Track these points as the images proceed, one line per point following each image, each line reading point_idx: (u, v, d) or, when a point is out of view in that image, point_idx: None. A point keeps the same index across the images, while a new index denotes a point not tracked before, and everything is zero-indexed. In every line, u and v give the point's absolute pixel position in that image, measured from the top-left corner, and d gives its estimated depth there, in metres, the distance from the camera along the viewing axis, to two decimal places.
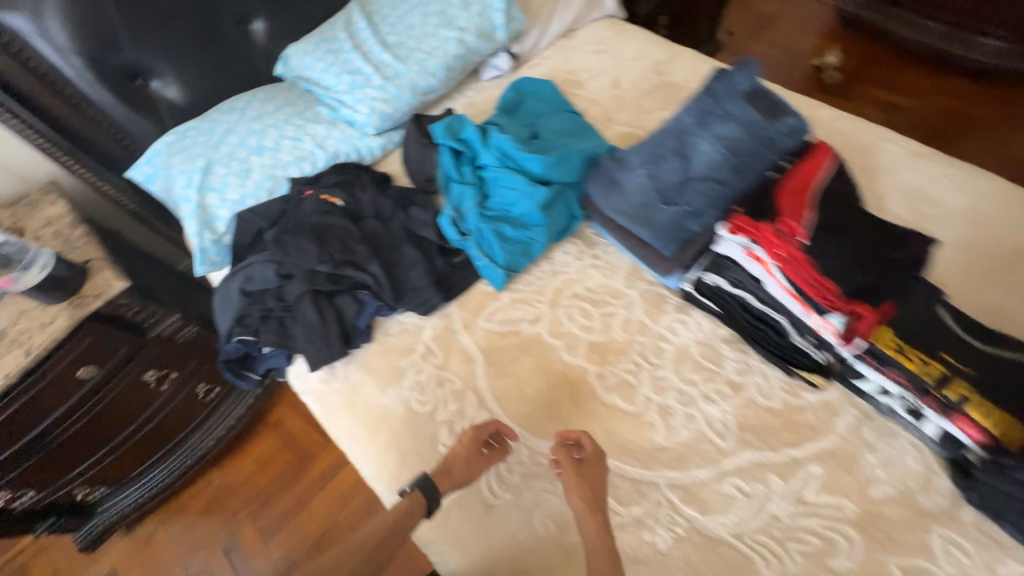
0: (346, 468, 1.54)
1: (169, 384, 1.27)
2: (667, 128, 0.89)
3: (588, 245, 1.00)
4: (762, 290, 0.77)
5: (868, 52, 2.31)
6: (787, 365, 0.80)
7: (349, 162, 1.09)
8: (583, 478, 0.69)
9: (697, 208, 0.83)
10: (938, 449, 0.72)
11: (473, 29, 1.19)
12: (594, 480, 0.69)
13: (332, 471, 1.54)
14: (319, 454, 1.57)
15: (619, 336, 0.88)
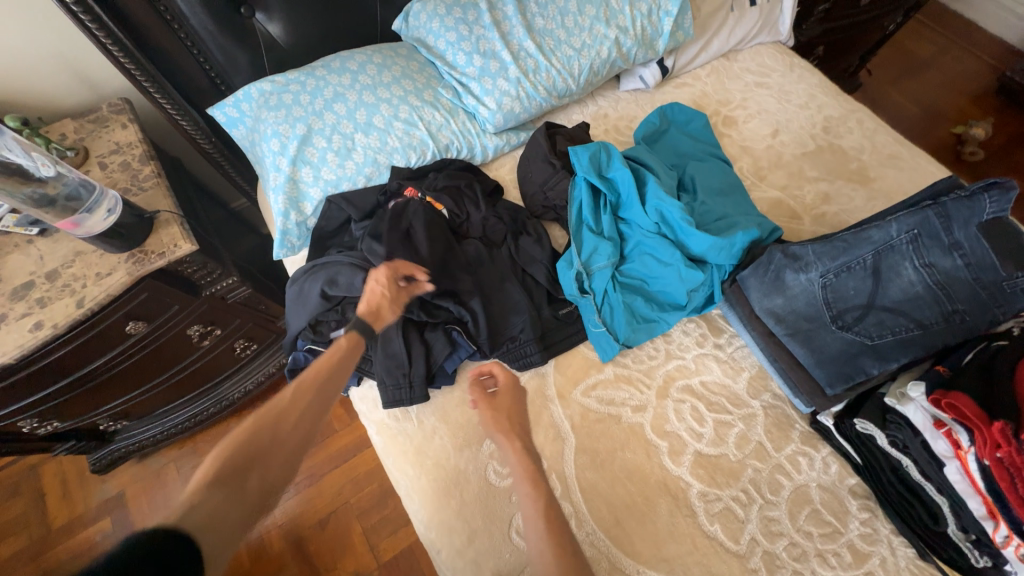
0: (365, 453, 1.43)
1: (212, 340, 1.18)
2: (871, 234, 0.71)
3: (713, 331, 0.87)
4: (934, 469, 0.65)
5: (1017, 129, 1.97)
6: (924, 548, 0.69)
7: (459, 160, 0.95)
8: (494, 406, 0.71)
9: (879, 346, 0.70)
10: None
11: (634, 33, 0.99)
12: (507, 406, 0.71)
13: (350, 451, 1.43)
14: (341, 430, 1.46)
15: (732, 455, 0.77)
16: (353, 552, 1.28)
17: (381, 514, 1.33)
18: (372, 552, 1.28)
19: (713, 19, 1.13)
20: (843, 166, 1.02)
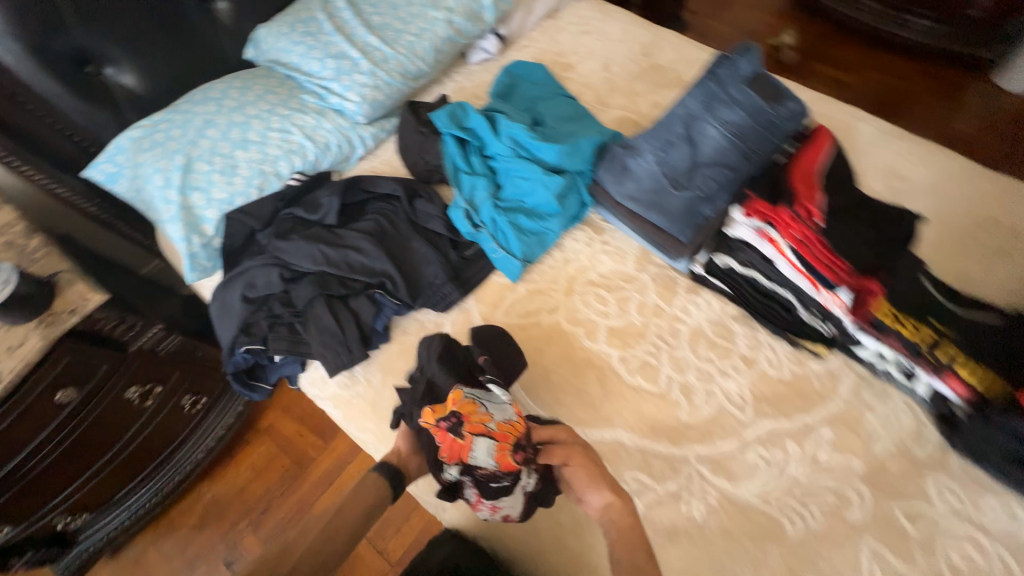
0: (349, 470, 1.48)
1: (155, 399, 1.17)
2: (676, 112, 0.90)
3: (597, 231, 1.01)
4: (773, 270, 0.83)
5: (814, 29, 2.35)
6: (793, 337, 0.86)
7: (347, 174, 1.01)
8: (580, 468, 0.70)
9: (709, 192, 0.86)
10: (927, 406, 0.81)
11: (461, 10, 1.14)
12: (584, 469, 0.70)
13: (334, 472, 1.47)
14: (318, 456, 1.50)
15: (637, 320, 0.91)
16: (365, 563, 1.32)
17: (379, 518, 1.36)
18: (382, 557, 1.31)
19: None
20: (664, 78, 1.22)
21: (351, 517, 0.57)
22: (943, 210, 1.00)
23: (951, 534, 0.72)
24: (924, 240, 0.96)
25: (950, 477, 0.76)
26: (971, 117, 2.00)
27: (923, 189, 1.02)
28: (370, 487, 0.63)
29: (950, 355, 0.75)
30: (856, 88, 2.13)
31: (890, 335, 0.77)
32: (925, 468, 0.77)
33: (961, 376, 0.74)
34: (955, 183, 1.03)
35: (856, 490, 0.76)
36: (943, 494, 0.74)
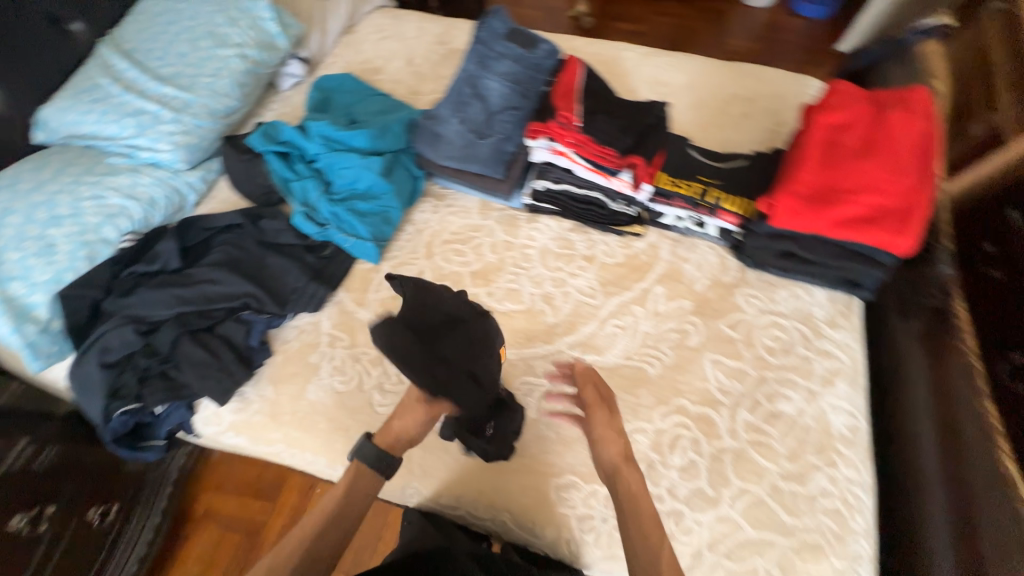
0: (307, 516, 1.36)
1: (49, 525, 1.02)
2: (459, 77, 1.03)
3: (440, 198, 1.10)
4: (576, 178, 0.99)
5: None
6: (614, 227, 1.03)
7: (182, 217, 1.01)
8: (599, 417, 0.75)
9: (508, 133, 1.01)
10: (723, 243, 1.01)
11: (251, 42, 1.18)
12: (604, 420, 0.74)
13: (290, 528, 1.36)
14: (268, 520, 1.38)
15: (493, 258, 1.03)
16: None
17: (354, 548, 1.24)
18: None
19: (315, 11, 1.40)
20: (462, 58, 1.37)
21: (337, 526, 0.66)
22: (699, 99, 1.24)
23: (760, 326, 0.91)
24: (690, 125, 1.19)
25: (752, 287, 0.96)
26: (735, 34, 2.43)
27: (681, 88, 1.26)
28: (360, 485, 0.70)
29: (716, 197, 0.95)
30: (647, 33, 2.48)
31: (674, 198, 0.97)
32: (734, 288, 0.96)
33: (729, 209, 0.94)
34: (703, 76, 1.28)
35: (692, 323, 0.93)
36: (749, 301, 0.94)
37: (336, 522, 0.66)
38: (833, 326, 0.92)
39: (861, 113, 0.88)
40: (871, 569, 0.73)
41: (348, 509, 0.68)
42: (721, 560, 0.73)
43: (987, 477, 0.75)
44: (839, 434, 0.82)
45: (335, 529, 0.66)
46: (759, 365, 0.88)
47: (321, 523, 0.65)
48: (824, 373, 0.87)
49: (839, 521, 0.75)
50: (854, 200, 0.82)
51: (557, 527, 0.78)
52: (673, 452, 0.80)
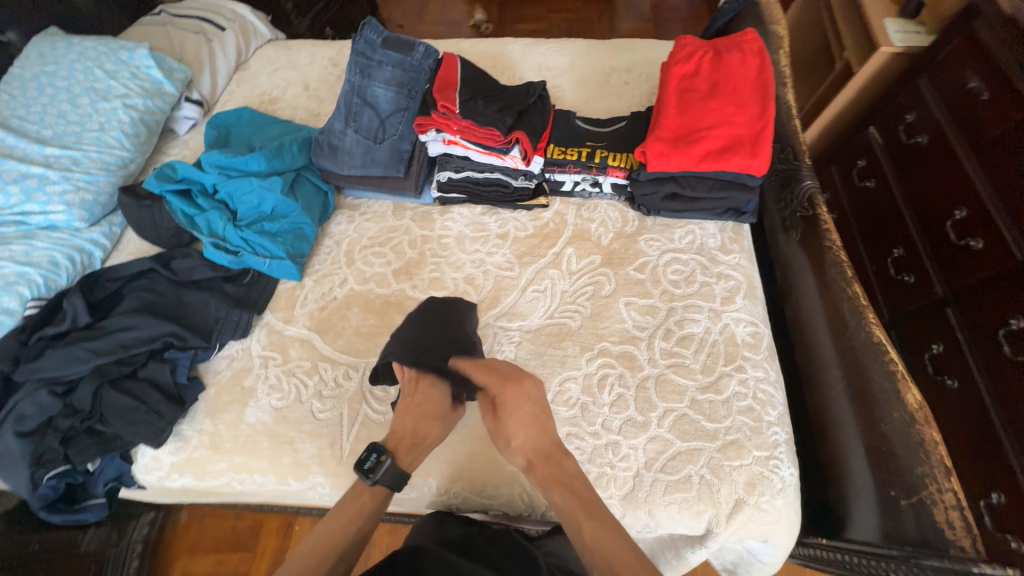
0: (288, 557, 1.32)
1: None
2: (345, 90, 1.07)
3: (353, 208, 1.13)
4: (474, 163, 1.05)
5: None
6: (520, 203, 1.09)
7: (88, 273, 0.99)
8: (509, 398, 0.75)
9: (401, 133, 1.06)
10: (621, 199, 1.10)
11: (135, 91, 1.18)
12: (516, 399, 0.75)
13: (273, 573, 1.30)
14: (248, 570, 1.31)
15: (413, 254, 1.06)
16: None
17: None
18: None
19: (201, 50, 1.37)
20: None
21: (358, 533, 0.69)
22: (582, 76, 1.33)
23: (664, 264, 1.00)
24: (577, 100, 1.28)
25: (652, 232, 1.05)
26: (625, 19, 2.61)
27: (565, 69, 1.35)
28: (372, 495, 0.73)
29: (603, 157, 1.04)
30: (545, 30, 2.61)
31: (567, 165, 1.05)
32: (637, 236, 1.04)
33: (615, 166, 1.03)
34: (583, 55, 1.38)
35: (605, 273, 1.00)
36: (651, 244, 1.03)
37: (357, 528, 0.69)
38: (726, 251, 1.02)
39: (706, 61, 1.00)
40: (788, 451, 0.82)
41: (365, 515, 0.71)
42: (658, 475, 0.79)
43: (867, 346, 0.84)
44: (744, 342, 0.91)
45: (359, 535, 0.69)
46: (667, 299, 0.96)
47: (346, 534, 0.68)
48: (724, 293, 0.96)
49: (753, 417, 0.84)
50: (713, 135, 0.92)
51: (510, 485, 0.82)
52: (603, 390, 0.86)
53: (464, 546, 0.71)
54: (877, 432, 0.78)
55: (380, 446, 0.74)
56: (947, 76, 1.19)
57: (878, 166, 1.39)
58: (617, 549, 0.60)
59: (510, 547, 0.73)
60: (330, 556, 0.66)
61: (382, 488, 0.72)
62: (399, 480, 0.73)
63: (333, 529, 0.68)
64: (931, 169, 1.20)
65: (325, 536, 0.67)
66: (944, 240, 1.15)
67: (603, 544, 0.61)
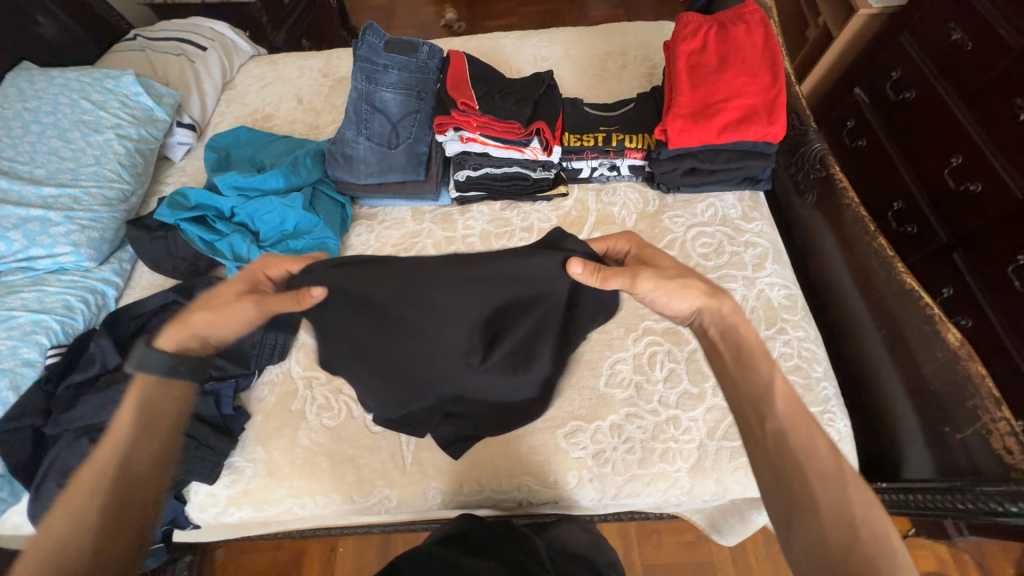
0: None
1: None
2: (353, 97, 1.05)
3: (371, 218, 1.11)
4: (493, 159, 1.04)
5: None
6: (540, 194, 1.09)
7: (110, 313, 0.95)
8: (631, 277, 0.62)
9: (416, 135, 1.05)
10: (638, 179, 1.11)
11: (127, 120, 1.13)
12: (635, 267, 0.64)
13: None
14: None
15: (440, 256, 1.04)
16: None
17: None
18: None
19: (186, 71, 1.32)
20: None
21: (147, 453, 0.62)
22: (580, 64, 1.34)
23: (691, 239, 1.02)
24: (578, 88, 1.29)
25: (675, 209, 1.06)
26: (597, 6, 2.63)
27: (561, 59, 1.36)
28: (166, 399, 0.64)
29: (619, 139, 1.05)
30: (520, 24, 2.60)
31: (584, 151, 1.05)
32: (660, 214, 1.06)
33: (632, 147, 1.04)
34: (577, 42, 1.38)
35: None
36: (675, 220, 1.04)
37: (154, 453, 0.62)
38: (748, 220, 1.04)
39: (710, 36, 1.03)
40: (838, 404, 0.85)
41: (158, 426, 0.64)
42: (721, 443, 0.82)
43: (899, 294, 0.88)
44: (781, 305, 0.94)
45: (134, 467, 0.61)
46: (700, 272, 0.98)
47: (119, 453, 0.60)
48: (754, 260, 0.99)
49: (802, 375, 0.86)
50: (729, 106, 0.95)
51: (575, 473, 0.83)
52: (654, 368, 0.88)
53: (468, 542, 0.73)
54: (917, 373, 0.82)
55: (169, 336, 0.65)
56: (931, 31, 1.24)
57: (868, 125, 1.44)
58: (796, 415, 0.56)
59: (513, 536, 0.76)
60: (108, 475, 0.59)
61: (149, 379, 0.63)
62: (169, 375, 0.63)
63: (118, 436, 0.60)
64: (923, 122, 1.25)
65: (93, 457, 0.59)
66: (944, 187, 1.20)
67: (786, 400, 0.56)
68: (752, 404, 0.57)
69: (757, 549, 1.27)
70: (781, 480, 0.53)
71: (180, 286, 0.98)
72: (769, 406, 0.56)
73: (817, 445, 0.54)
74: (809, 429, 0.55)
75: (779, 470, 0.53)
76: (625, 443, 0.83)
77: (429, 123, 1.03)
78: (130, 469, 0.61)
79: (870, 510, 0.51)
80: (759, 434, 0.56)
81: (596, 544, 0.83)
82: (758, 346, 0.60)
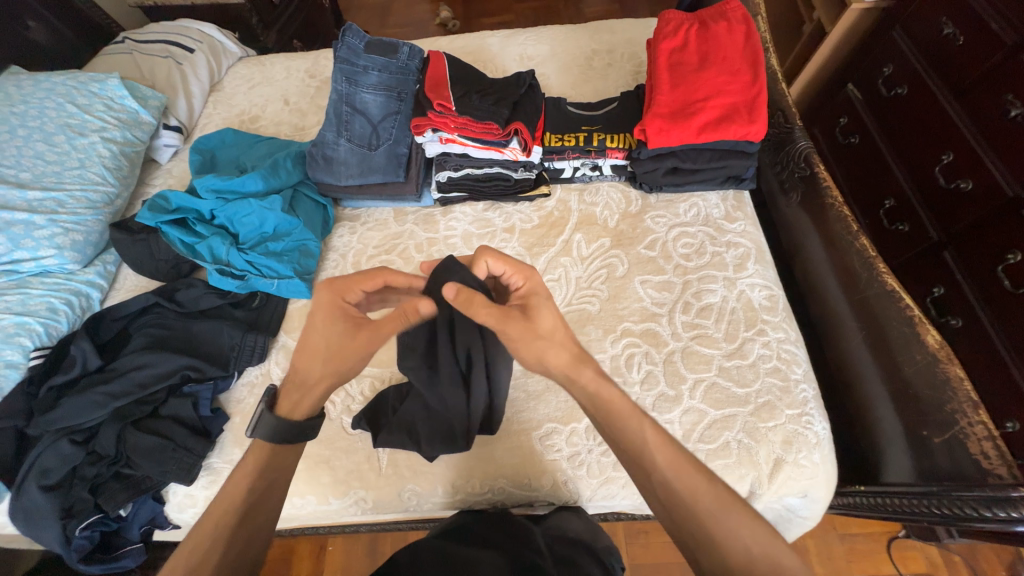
0: None
1: None
2: (333, 99, 1.05)
3: (353, 220, 1.11)
4: (473, 159, 1.04)
5: None
6: (522, 195, 1.09)
7: (92, 315, 0.95)
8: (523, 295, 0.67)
9: (397, 137, 1.04)
10: (621, 179, 1.10)
11: (112, 124, 1.14)
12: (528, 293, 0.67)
13: None
14: None
15: (421, 257, 1.03)
16: None
17: None
18: None
19: (173, 74, 1.33)
20: None
21: (268, 507, 0.59)
22: (565, 62, 1.33)
23: (673, 239, 1.01)
24: (563, 86, 1.28)
25: (658, 209, 1.05)
26: (592, 2, 2.60)
27: (547, 57, 1.35)
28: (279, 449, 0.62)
29: (600, 139, 1.04)
30: (515, 21, 2.59)
31: (566, 151, 1.04)
32: (642, 215, 1.05)
33: (614, 147, 1.03)
34: (563, 40, 1.37)
35: (616, 255, 1.00)
36: (657, 221, 1.04)
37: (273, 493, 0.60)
38: (731, 220, 1.03)
39: (691, 34, 1.02)
40: (817, 406, 0.84)
41: (275, 479, 0.61)
42: (697, 446, 0.81)
43: (881, 295, 0.87)
44: (761, 306, 0.93)
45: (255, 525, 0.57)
46: (680, 273, 0.97)
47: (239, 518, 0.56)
48: (735, 261, 0.98)
49: (780, 377, 0.85)
50: (709, 105, 0.94)
51: (551, 475, 0.82)
52: (632, 369, 0.87)
53: (462, 535, 0.70)
54: (898, 376, 0.81)
55: (273, 389, 0.64)
56: (922, 26, 1.22)
57: (860, 121, 1.42)
58: (671, 458, 0.53)
59: (505, 525, 0.73)
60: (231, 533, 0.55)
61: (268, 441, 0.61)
62: (286, 429, 0.61)
63: (237, 494, 0.57)
64: (914, 118, 1.23)
65: (212, 518, 0.56)
66: (934, 185, 1.18)
67: (660, 449, 0.53)
68: (634, 459, 0.54)
69: None
70: (686, 533, 0.50)
71: (164, 289, 0.99)
72: (649, 459, 0.52)
73: (698, 490, 0.51)
74: (688, 471, 0.52)
75: (681, 521, 0.51)
76: (600, 446, 0.83)
77: (409, 124, 1.02)
78: (249, 526, 0.56)
79: (767, 538, 0.49)
80: (651, 488, 0.53)
81: (591, 530, 0.77)
82: (620, 402, 0.56)
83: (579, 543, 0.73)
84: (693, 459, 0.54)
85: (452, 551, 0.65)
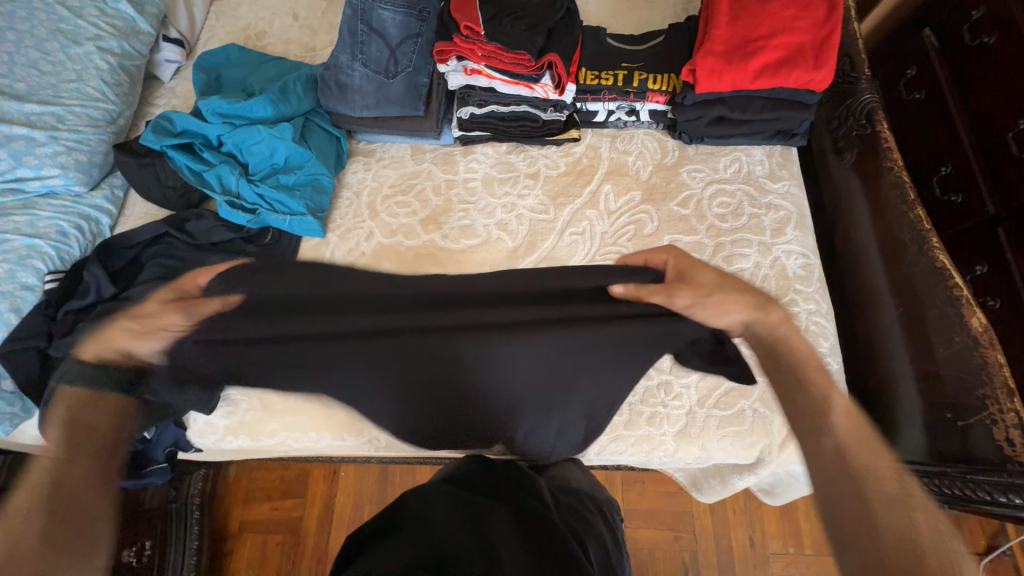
0: (340, 497, 1.41)
1: (148, 556, 1.16)
2: (347, 14, 0.94)
3: (368, 155, 1.04)
4: (500, 95, 0.96)
5: None
6: (551, 139, 1.01)
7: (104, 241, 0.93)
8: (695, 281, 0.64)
9: (416, 64, 0.96)
10: (659, 127, 1.01)
11: (107, 32, 1.05)
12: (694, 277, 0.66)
13: (327, 510, 1.40)
14: (304, 509, 1.41)
15: (439, 201, 0.96)
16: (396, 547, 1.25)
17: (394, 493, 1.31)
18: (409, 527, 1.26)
19: None
20: None
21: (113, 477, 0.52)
22: None
23: (709, 197, 0.93)
24: (602, 14, 1.13)
25: (696, 163, 0.97)
26: None
27: None
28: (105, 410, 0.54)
29: (641, 79, 0.94)
30: None
31: (601, 91, 0.95)
32: (677, 167, 0.97)
33: (655, 89, 0.94)
34: None
35: (646, 211, 0.93)
36: (694, 176, 0.96)
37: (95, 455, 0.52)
38: (775, 179, 0.95)
39: None
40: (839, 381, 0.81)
41: (94, 444, 0.53)
42: (711, 411, 0.82)
43: (928, 272, 0.81)
44: (795, 275, 0.88)
45: (105, 472, 0.52)
46: (713, 234, 0.90)
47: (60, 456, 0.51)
48: (774, 225, 0.91)
49: None
50: (770, 45, 0.84)
51: None
52: None
53: (468, 481, 0.68)
54: (929, 357, 0.78)
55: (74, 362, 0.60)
56: None
57: (930, 73, 1.26)
58: (855, 426, 0.53)
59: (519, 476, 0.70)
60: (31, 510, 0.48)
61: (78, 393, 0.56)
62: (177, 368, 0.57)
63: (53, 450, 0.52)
64: (997, 72, 1.09)
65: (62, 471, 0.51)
66: (1003, 153, 1.07)
67: (845, 421, 0.53)
68: (815, 428, 0.52)
69: (735, 503, 1.32)
70: (847, 492, 0.48)
71: (174, 217, 0.95)
72: (824, 415, 0.53)
73: (881, 470, 0.50)
74: (866, 439, 0.53)
75: (841, 480, 0.48)
76: None
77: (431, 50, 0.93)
78: (76, 465, 0.50)
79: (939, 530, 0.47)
80: (825, 450, 0.51)
81: (594, 486, 0.80)
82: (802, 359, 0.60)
83: (587, 499, 0.74)
84: (879, 451, 0.53)
85: (463, 497, 0.64)
